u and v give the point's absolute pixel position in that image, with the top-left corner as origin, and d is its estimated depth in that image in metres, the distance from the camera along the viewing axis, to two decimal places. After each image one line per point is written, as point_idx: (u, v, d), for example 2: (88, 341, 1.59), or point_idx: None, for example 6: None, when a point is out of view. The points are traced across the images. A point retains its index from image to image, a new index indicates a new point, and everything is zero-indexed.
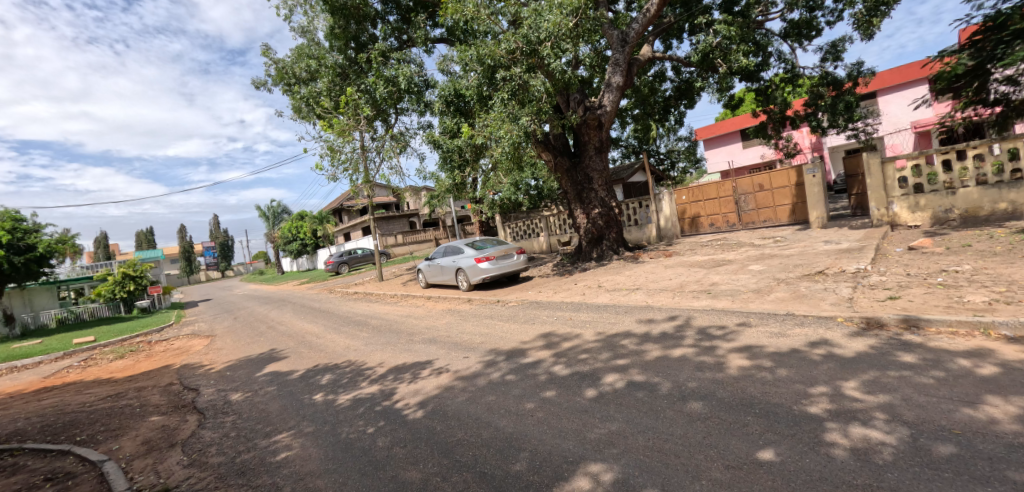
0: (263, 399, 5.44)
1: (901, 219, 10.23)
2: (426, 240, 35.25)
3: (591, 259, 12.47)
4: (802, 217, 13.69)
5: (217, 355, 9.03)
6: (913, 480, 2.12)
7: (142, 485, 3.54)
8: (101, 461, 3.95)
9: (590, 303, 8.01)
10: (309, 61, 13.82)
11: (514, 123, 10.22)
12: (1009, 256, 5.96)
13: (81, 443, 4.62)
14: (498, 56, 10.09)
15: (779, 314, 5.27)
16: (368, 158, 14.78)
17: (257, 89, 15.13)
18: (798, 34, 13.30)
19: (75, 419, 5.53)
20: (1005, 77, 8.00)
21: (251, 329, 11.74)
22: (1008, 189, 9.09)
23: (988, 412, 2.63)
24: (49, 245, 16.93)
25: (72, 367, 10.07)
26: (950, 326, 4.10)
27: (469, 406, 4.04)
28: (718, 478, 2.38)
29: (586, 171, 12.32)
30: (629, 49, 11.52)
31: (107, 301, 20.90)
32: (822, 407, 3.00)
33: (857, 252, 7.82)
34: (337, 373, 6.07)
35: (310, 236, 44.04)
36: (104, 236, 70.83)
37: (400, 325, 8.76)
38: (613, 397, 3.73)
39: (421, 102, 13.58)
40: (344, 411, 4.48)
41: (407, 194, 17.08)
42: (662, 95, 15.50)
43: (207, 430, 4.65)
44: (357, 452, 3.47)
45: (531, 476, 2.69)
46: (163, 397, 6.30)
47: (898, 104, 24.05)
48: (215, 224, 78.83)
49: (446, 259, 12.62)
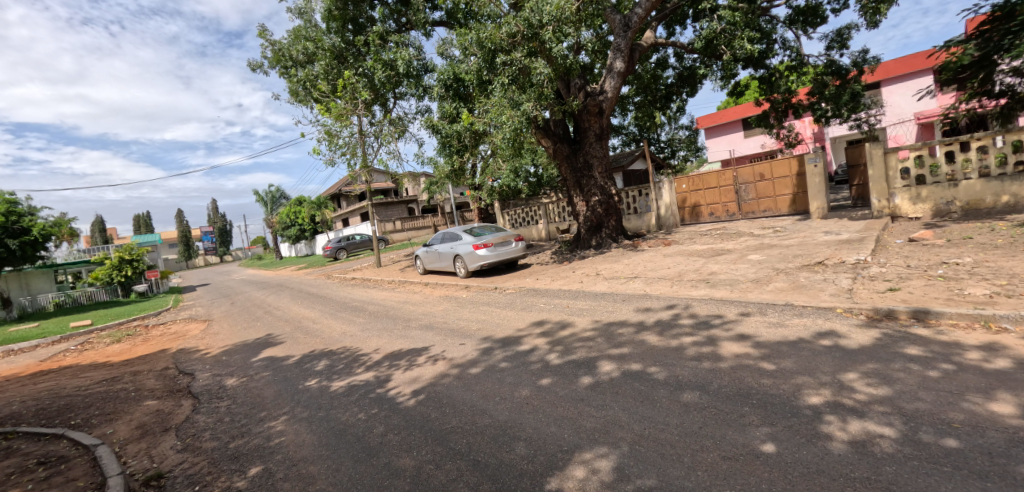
0: (258, 385, 5.41)
1: (902, 211, 10.14)
2: (424, 227, 35.22)
3: (590, 247, 12.40)
4: (803, 207, 13.63)
5: (214, 340, 9.01)
6: (912, 474, 2.09)
7: (135, 469, 3.52)
8: (94, 445, 3.91)
9: (588, 291, 7.98)
10: (306, 43, 13.55)
11: (514, 109, 10.07)
12: (1011, 249, 5.92)
13: (75, 427, 4.59)
14: (499, 40, 9.91)
15: (777, 304, 5.24)
16: (365, 143, 14.64)
17: (252, 71, 14.87)
18: (804, 22, 13.07)
19: (70, 402, 5.51)
20: (1010, 69, 7.87)
21: (248, 314, 11.71)
22: (1010, 182, 9.01)
23: (989, 406, 2.61)
24: (44, 229, 16.80)
25: (69, 351, 10.06)
26: (950, 318, 4.07)
27: (464, 393, 4.02)
28: (714, 469, 2.35)
29: (586, 157, 12.19)
30: (632, 34, 11.30)
31: (105, 285, 20.86)
32: (820, 398, 2.98)
33: (857, 243, 7.77)
34: (333, 358, 6.04)
35: (309, 221, 43.89)
36: (101, 219, 70.66)
37: (398, 311, 8.75)
38: (609, 386, 3.70)
39: (419, 86, 13.40)
40: (339, 398, 4.46)
41: (406, 180, 16.97)
42: (664, 82, 15.30)
43: (202, 415, 4.63)
44: (350, 439, 3.45)
45: (525, 465, 2.66)
46: (158, 381, 6.28)
47: (901, 95, 23.85)
48: (213, 209, 78.68)
49: (444, 245, 12.55)
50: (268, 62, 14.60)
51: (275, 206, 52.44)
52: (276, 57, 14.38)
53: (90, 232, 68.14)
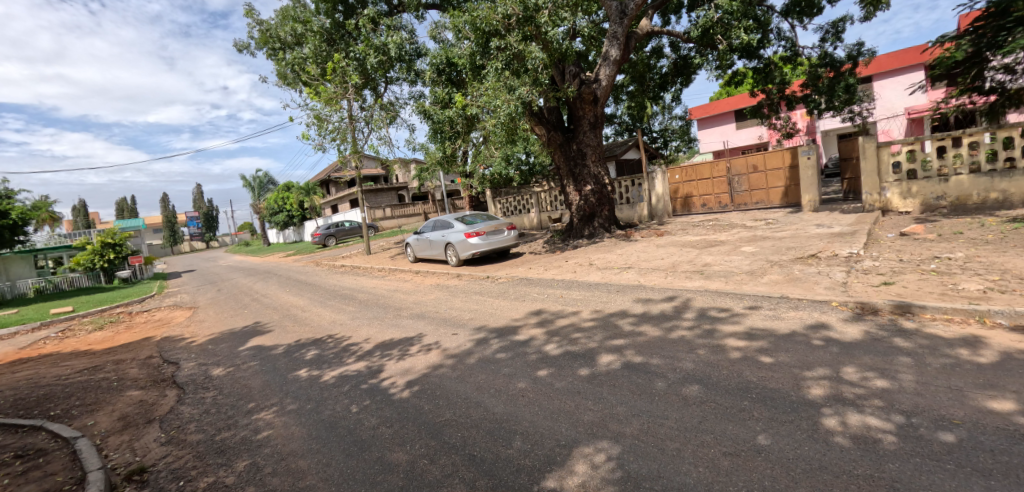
0: (245, 375, 5.30)
1: (892, 205, 10.20)
2: (414, 215, 34.98)
3: (582, 237, 12.34)
4: (794, 199, 13.70)
5: (199, 328, 8.83)
6: (914, 472, 2.06)
7: (117, 463, 3.40)
8: (74, 438, 3.77)
9: (580, 281, 7.94)
10: (295, 24, 13.11)
11: (510, 94, 9.85)
12: (1001, 245, 5.98)
13: (54, 418, 4.45)
14: (494, 21, 9.63)
15: (772, 297, 5.23)
16: (356, 128, 14.34)
17: (239, 52, 14.42)
18: (800, 13, 12.96)
19: (49, 392, 5.35)
20: (1002, 65, 7.97)
21: (234, 302, 11.50)
22: (999, 179, 9.05)
23: (977, 398, 2.66)
24: (22, 212, 16.26)
25: (49, 338, 9.82)
26: (945, 313, 4.10)
27: (458, 385, 3.94)
28: (715, 465, 2.31)
29: (580, 146, 12.06)
30: (628, 21, 11.08)
31: (88, 271, 20.35)
32: (819, 391, 2.97)
33: (849, 236, 7.79)
34: (322, 348, 5.93)
35: (297, 208, 43.11)
36: (81, 203, 69.10)
37: (388, 300, 8.63)
38: (606, 378, 3.65)
39: (412, 70, 13.10)
40: (329, 389, 4.36)
41: (397, 167, 16.70)
42: (658, 72, 15.13)
43: (186, 406, 4.51)
44: (341, 432, 3.36)
45: (523, 460, 2.60)
46: (141, 371, 6.12)
47: (893, 89, 24.04)
48: (199, 194, 77.31)
49: (435, 233, 12.38)
50: (254, 42, 14.13)
51: (262, 192, 52.05)
52: (263, 38, 13.92)
53: (73, 217, 66.74)
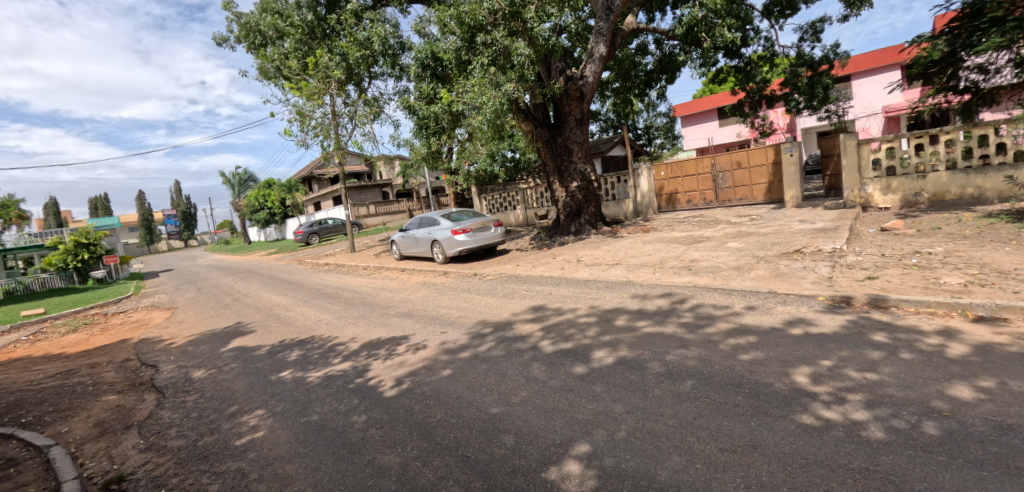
0: (227, 377, 5.15)
1: (873, 201, 10.42)
2: (400, 212, 34.62)
3: (569, 233, 12.30)
4: (777, 196, 13.93)
5: (179, 329, 8.54)
6: (909, 464, 2.08)
7: (93, 471, 3.26)
8: (47, 446, 3.61)
9: (569, 277, 7.94)
10: (276, 18, 12.80)
11: (495, 89, 9.75)
12: (977, 240, 6.15)
13: (26, 425, 4.25)
14: (479, 16, 9.50)
15: (760, 292, 5.29)
16: (339, 124, 14.06)
17: (218, 45, 14.05)
18: (780, 13, 13.13)
19: (20, 398, 5.12)
20: (975, 65, 8.17)
21: (215, 302, 11.20)
22: (975, 175, 9.25)
23: (959, 388, 2.73)
24: None
25: (19, 342, 9.39)
26: (928, 306, 4.18)
27: (449, 384, 3.89)
28: (712, 461, 2.30)
29: (566, 142, 12.05)
30: (614, 17, 11.00)
31: (60, 271, 19.59)
32: (809, 385, 3.00)
33: (831, 231, 7.93)
34: (308, 348, 5.80)
35: (279, 205, 42.22)
36: (53, 200, 66.86)
37: (374, 299, 8.49)
38: (600, 375, 3.63)
39: (397, 65, 12.73)
40: (316, 390, 4.26)
41: (381, 163, 16.28)
42: (643, 69, 15.21)
43: (167, 410, 4.36)
44: (330, 435, 3.28)
45: (517, 461, 2.57)
46: (118, 374, 5.90)
47: (869, 88, 24.66)
48: (176, 192, 75.32)
49: (421, 230, 12.24)
50: (233, 36, 13.79)
51: (242, 188, 51.07)
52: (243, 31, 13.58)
53: (43, 215, 64.57)
